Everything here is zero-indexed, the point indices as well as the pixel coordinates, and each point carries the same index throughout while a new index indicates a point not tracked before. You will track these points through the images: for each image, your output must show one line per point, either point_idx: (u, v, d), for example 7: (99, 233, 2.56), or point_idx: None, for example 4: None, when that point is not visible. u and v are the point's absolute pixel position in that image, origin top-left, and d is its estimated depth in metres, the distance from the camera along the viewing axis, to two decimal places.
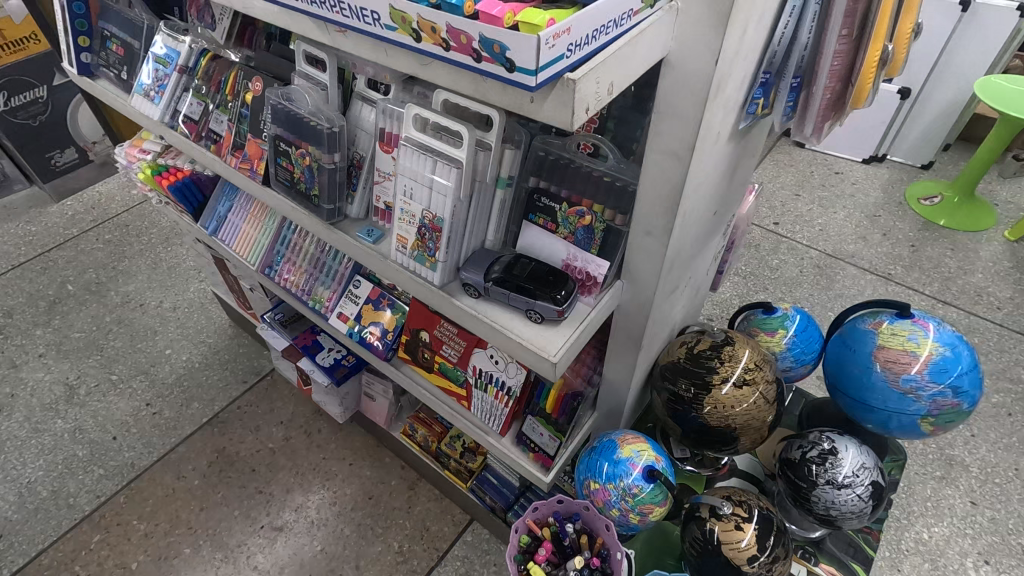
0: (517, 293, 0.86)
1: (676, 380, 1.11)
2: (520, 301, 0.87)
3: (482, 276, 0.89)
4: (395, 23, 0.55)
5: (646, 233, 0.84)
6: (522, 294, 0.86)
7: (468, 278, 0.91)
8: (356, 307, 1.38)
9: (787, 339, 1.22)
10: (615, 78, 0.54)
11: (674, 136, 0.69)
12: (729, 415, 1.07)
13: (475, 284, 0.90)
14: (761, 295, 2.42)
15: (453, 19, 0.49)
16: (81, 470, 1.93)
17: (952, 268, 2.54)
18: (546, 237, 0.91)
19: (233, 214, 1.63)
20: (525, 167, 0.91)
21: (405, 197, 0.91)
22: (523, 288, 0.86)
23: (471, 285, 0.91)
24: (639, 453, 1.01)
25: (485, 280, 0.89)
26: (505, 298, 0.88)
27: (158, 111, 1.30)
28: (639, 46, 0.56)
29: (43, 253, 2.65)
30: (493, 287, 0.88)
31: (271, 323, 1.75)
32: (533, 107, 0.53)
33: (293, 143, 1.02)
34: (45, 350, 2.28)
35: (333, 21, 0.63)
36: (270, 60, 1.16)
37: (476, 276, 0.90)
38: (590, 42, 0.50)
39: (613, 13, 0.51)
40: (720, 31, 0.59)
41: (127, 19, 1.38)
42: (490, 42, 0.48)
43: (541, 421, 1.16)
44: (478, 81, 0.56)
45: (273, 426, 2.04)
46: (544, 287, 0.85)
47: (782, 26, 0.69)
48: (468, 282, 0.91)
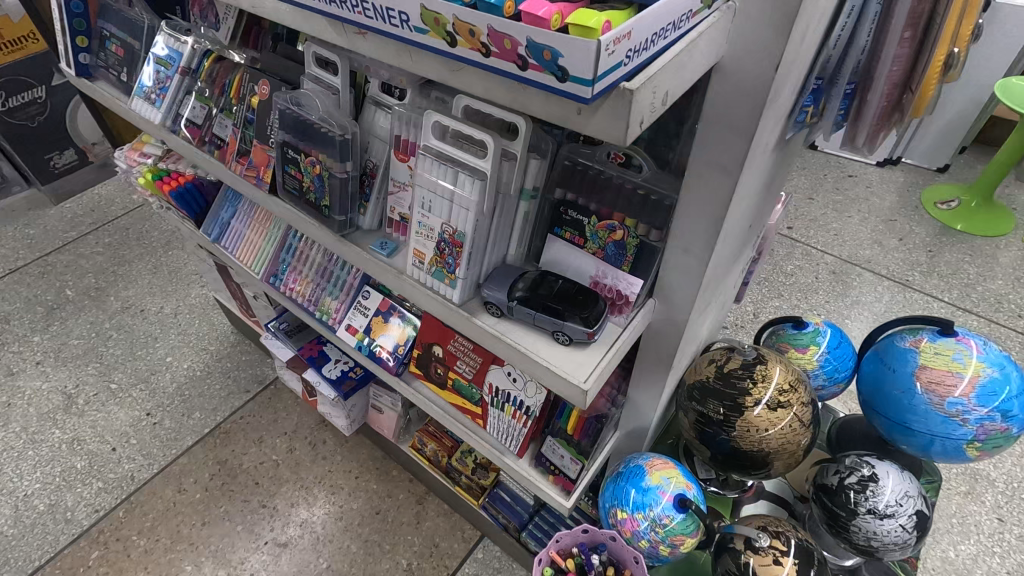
0: (544, 313, 0.81)
1: (704, 400, 1.06)
2: (547, 321, 0.81)
3: (506, 295, 0.84)
4: (426, 25, 0.49)
5: (683, 250, 0.79)
6: (549, 313, 0.80)
7: (490, 296, 0.85)
8: (365, 319, 1.33)
9: (819, 356, 1.16)
10: (671, 87, 0.48)
11: (722, 147, 0.63)
12: (762, 439, 1.01)
13: (498, 304, 0.85)
14: (776, 302, 2.36)
15: (495, 21, 0.43)
16: (80, 482, 1.88)
17: (971, 274, 2.48)
18: (573, 253, 0.85)
19: (236, 221, 1.58)
20: (551, 177, 0.85)
21: (423, 210, 0.85)
22: (550, 307, 0.80)
23: (493, 304, 0.85)
24: (668, 481, 0.96)
25: (509, 299, 0.83)
26: (530, 318, 0.83)
27: (159, 114, 1.24)
28: (696, 51, 0.50)
29: (41, 257, 2.59)
30: (517, 306, 0.83)
31: (275, 332, 1.70)
32: (580, 119, 0.47)
33: (302, 150, 0.96)
34: (43, 357, 2.23)
35: (354, 22, 0.57)
36: (277, 62, 1.11)
37: (499, 294, 0.84)
38: (649, 47, 0.44)
39: (673, 15, 0.45)
40: (783, 35, 0.53)
41: (127, 17, 1.32)
42: (540, 47, 0.42)
43: (562, 442, 1.10)
44: (517, 89, 0.50)
45: (277, 437, 1.98)
46: (573, 307, 0.79)
47: (839, 27, 0.63)
48: (490, 300, 0.85)
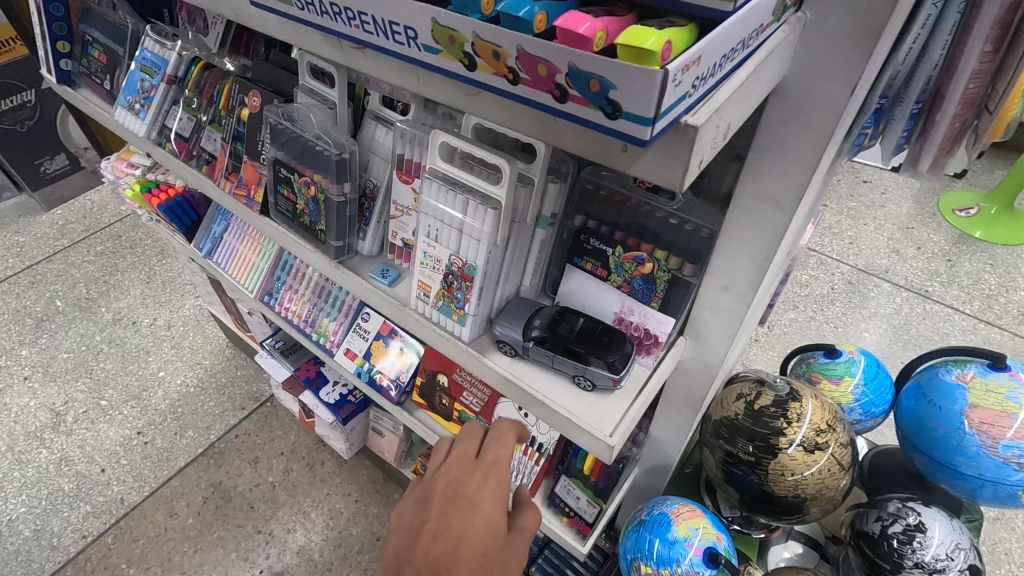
0: (563, 354, 0.72)
1: (733, 439, 0.96)
2: (567, 363, 0.72)
3: (521, 333, 0.75)
4: (438, 44, 0.41)
5: (721, 288, 0.71)
6: (570, 355, 0.72)
7: (503, 335, 0.76)
8: (365, 343, 1.24)
9: (854, 388, 1.07)
10: (734, 119, 0.41)
11: (778, 179, 0.56)
12: (798, 483, 0.93)
13: (512, 343, 0.76)
14: (791, 314, 2.27)
15: (527, 41, 0.35)
16: (67, 506, 1.79)
17: (992, 284, 2.39)
18: (594, 286, 0.76)
19: (229, 235, 1.49)
20: (571, 202, 0.77)
21: (429, 239, 0.77)
22: (569, 348, 0.72)
23: (506, 343, 0.77)
24: (696, 532, 0.87)
25: (525, 338, 0.74)
26: (548, 361, 0.74)
27: (143, 126, 1.16)
28: (762, 72, 0.42)
29: (30, 266, 2.50)
30: (533, 344, 0.74)
31: (271, 350, 1.61)
32: (625, 158, 0.40)
33: (295, 169, 0.88)
34: (30, 372, 2.14)
35: (350, 37, 0.48)
36: (268, 71, 1.02)
37: (513, 333, 0.76)
38: (716, 71, 0.36)
39: (744, 32, 0.37)
40: (863, 54, 0.46)
41: (110, 22, 1.23)
42: (585, 76, 0.33)
43: (578, 483, 1.02)
44: (548, 120, 0.42)
45: (273, 457, 1.90)
46: (597, 348, 0.71)
47: (913, 39, 0.56)
48: (502, 340, 0.77)
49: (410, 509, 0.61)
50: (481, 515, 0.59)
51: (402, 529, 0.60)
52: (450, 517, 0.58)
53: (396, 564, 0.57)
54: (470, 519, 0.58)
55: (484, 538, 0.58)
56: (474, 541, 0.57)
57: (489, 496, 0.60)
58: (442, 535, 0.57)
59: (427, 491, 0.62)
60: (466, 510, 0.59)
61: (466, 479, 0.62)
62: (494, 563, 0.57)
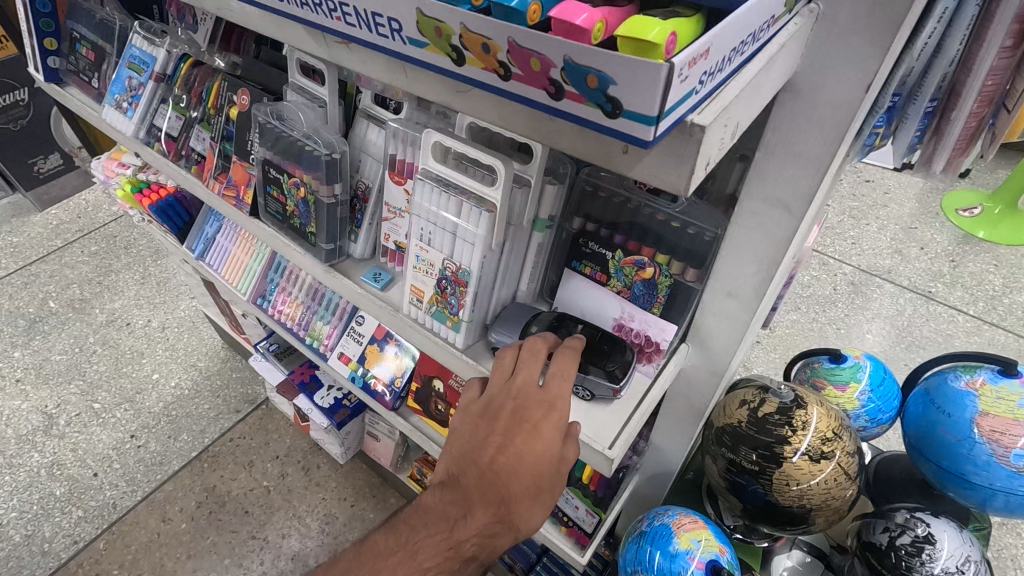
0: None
1: (736, 447, 0.93)
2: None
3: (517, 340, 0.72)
4: (424, 37, 0.38)
5: (725, 293, 0.68)
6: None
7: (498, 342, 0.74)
8: (359, 347, 1.21)
9: (860, 394, 1.05)
10: (743, 118, 0.38)
11: (786, 180, 0.54)
12: (802, 493, 0.90)
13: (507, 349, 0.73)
14: (793, 315, 2.24)
15: (519, 33, 0.32)
16: (58, 511, 1.77)
17: (996, 285, 2.36)
18: (593, 291, 0.73)
19: (222, 237, 1.46)
20: (569, 203, 0.74)
21: (421, 242, 0.74)
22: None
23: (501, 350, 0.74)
24: (699, 544, 0.85)
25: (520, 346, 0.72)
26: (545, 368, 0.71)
27: (131, 125, 1.13)
28: (773, 67, 0.39)
29: (23, 266, 2.47)
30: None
31: (265, 353, 1.58)
32: (625, 160, 0.37)
33: (285, 170, 0.85)
34: (22, 374, 2.11)
35: (333, 30, 0.46)
36: (258, 68, 0.99)
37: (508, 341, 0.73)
38: (725, 66, 0.33)
39: (754, 24, 0.34)
40: (880, 48, 0.43)
41: (98, 18, 1.20)
42: (582, 71, 0.31)
43: (577, 492, 0.99)
44: (543, 119, 0.39)
45: (268, 461, 1.88)
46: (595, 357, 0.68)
47: (929, 34, 0.54)
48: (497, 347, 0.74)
49: (471, 419, 0.63)
50: (541, 444, 0.59)
51: (463, 434, 0.62)
52: (512, 440, 0.59)
53: (459, 463, 0.60)
54: (532, 444, 0.59)
55: (543, 463, 0.59)
56: (533, 467, 0.58)
57: (551, 424, 0.60)
58: (503, 455, 0.59)
59: (489, 408, 0.62)
60: (527, 437, 0.59)
61: (531, 406, 0.61)
62: (549, 486, 0.60)
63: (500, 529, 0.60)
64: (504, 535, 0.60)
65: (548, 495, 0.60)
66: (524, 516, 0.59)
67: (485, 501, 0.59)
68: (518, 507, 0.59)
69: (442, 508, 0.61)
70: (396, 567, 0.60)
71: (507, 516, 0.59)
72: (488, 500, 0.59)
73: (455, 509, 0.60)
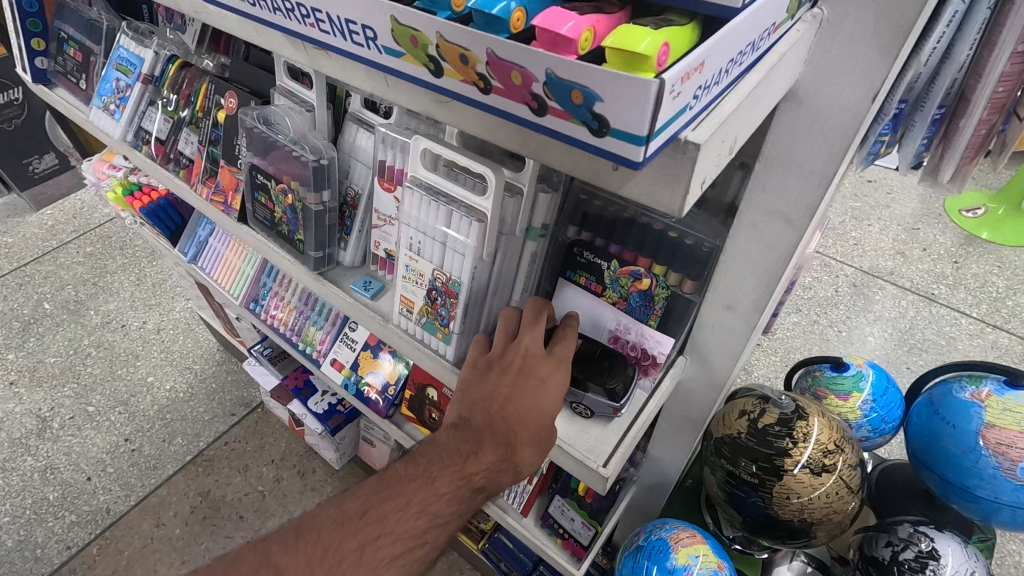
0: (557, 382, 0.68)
1: (735, 459, 0.91)
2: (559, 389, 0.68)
3: None
4: (400, 46, 0.35)
5: (725, 306, 0.66)
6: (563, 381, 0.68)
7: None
8: (352, 353, 1.20)
9: (863, 403, 1.03)
10: (741, 133, 0.36)
11: (788, 192, 0.51)
12: (804, 507, 0.88)
13: None
14: (794, 317, 2.22)
15: (498, 44, 0.29)
16: (51, 516, 1.75)
17: (1000, 287, 2.34)
18: (588, 302, 0.70)
19: (214, 240, 1.44)
20: (563, 211, 0.71)
21: (411, 251, 0.72)
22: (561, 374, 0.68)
23: None
24: (697, 560, 0.83)
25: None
26: None
27: (118, 128, 1.11)
28: (774, 77, 0.37)
29: (18, 268, 2.45)
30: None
31: (259, 358, 1.56)
32: (616, 177, 0.34)
33: (272, 176, 0.83)
34: (16, 377, 2.09)
35: (308, 37, 0.43)
36: (247, 71, 0.97)
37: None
38: (722, 78, 0.31)
39: (754, 32, 0.31)
40: (887, 57, 0.41)
41: (85, 18, 1.18)
42: (566, 86, 0.28)
43: (572, 503, 0.97)
44: (528, 132, 0.37)
45: (263, 465, 1.86)
46: (592, 374, 0.67)
47: (935, 40, 0.51)
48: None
49: (479, 368, 0.63)
50: (546, 395, 0.60)
51: (471, 380, 0.63)
52: (519, 390, 0.60)
53: (469, 406, 0.61)
54: (540, 394, 0.60)
55: (547, 413, 0.60)
56: (540, 415, 0.59)
57: (558, 377, 0.61)
58: (514, 400, 0.59)
59: (498, 360, 0.62)
60: (534, 388, 0.60)
61: (539, 359, 0.61)
62: (549, 434, 0.61)
63: (507, 467, 0.60)
64: (509, 476, 0.60)
65: (549, 441, 0.62)
66: (528, 459, 0.60)
67: (494, 441, 0.59)
68: (524, 450, 0.60)
69: (452, 445, 0.61)
70: (413, 494, 0.59)
71: (514, 457, 0.59)
72: (498, 441, 0.59)
73: (466, 447, 0.60)
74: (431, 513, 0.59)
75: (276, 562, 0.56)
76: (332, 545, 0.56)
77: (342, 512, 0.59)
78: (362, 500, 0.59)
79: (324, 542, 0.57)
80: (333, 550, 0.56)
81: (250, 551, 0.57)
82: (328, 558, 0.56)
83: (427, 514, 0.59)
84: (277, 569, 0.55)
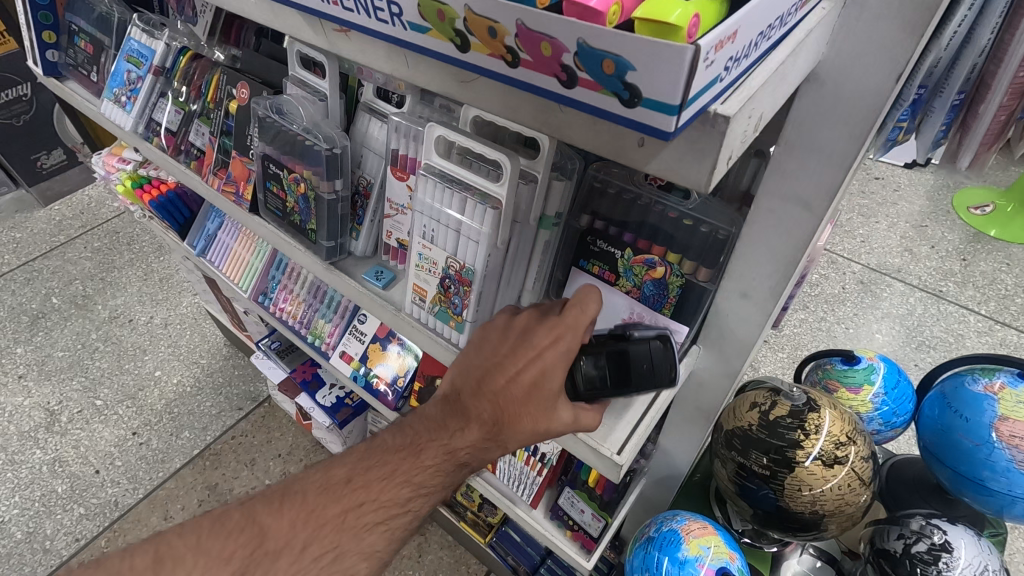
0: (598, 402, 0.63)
1: (746, 452, 0.90)
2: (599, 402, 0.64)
3: None
4: (425, 22, 0.35)
5: (740, 294, 0.65)
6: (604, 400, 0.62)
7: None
8: (361, 346, 1.20)
9: (874, 397, 1.02)
10: (766, 109, 0.36)
11: (807, 176, 0.51)
12: (816, 499, 0.87)
13: None
14: (801, 314, 2.21)
15: (528, 16, 0.29)
16: (60, 508, 1.76)
17: (1009, 284, 2.32)
18: (601, 291, 0.69)
19: (223, 233, 1.44)
20: (576, 200, 0.71)
21: (424, 239, 0.72)
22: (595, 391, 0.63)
23: None
24: (708, 551, 0.82)
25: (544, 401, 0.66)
26: None
27: (129, 119, 1.11)
28: (801, 54, 0.37)
29: (27, 262, 2.46)
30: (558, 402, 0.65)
31: (266, 352, 1.57)
32: (641, 153, 0.34)
33: (285, 166, 0.83)
34: (25, 370, 2.10)
35: (330, 17, 0.43)
36: (258, 62, 0.97)
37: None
38: (752, 51, 0.31)
39: (781, 6, 0.31)
40: (913, 37, 0.41)
41: (96, 11, 1.18)
42: (596, 55, 0.28)
43: (582, 495, 0.97)
44: (552, 109, 0.36)
45: (270, 459, 1.87)
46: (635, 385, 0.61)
47: (957, 23, 0.51)
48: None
49: (482, 336, 0.63)
50: (545, 369, 0.58)
51: (473, 350, 0.62)
52: (516, 361, 0.59)
53: (465, 378, 0.62)
54: (534, 371, 0.58)
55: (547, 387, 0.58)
56: (531, 393, 0.58)
57: (557, 352, 0.58)
58: (506, 374, 0.59)
59: (500, 329, 0.62)
60: (529, 360, 0.58)
61: (539, 333, 0.59)
62: (548, 412, 0.59)
63: (495, 443, 0.60)
64: (496, 452, 0.61)
65: (544, 421, 0.59)
66: (518, 438, 0.60)
67: (482, 418, 0.60)
68: (510, 431, 0.59)
69: (441, 417, 0.62)
70: (399, 464, 0.61)
71: (498, 436, 0.60)
72: (485, 418, 0.60)
73: (453, 421, 0.61)
74: (415, 483, 0.61)
75: (260, 523, 0.57)
76: (316, 509, 0.58)
77: (328, 477, 0.61)
78: (349, 466, 0.61)
79: (307, 506, 0.58)
80: (316, 514, 0.58)
81: (233, 510, 0.59)
82: (310, 521, 0.58)
83: (411, 484, 0.61)
84: (260, 529, 0.57)
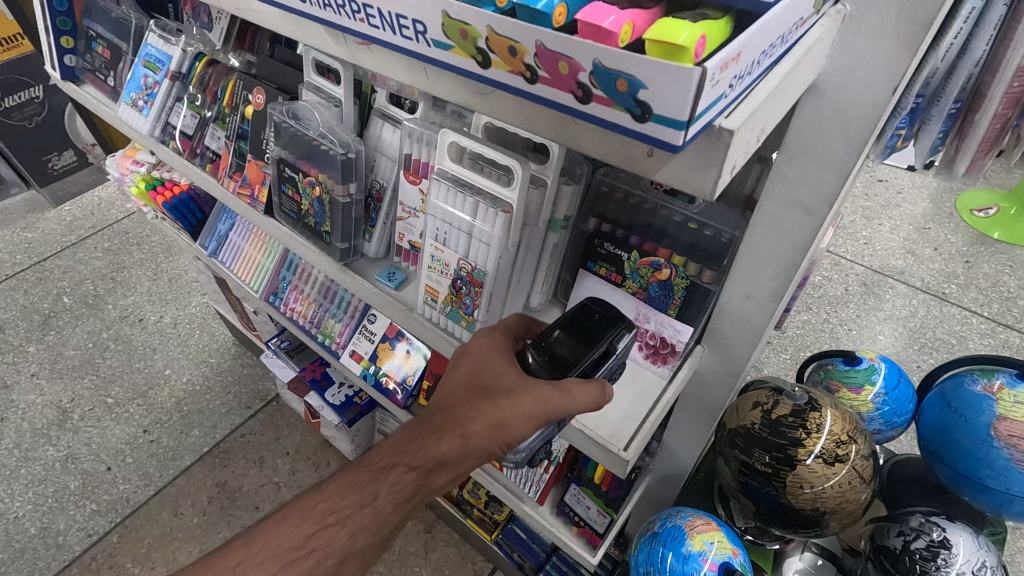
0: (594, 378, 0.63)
1: (749, 450, 0.92)
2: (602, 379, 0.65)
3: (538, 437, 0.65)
4: (448, 40, 0.38)
5: (743, 296, 0.67)
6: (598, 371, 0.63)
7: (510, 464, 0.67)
8: (371, 345, 1.23)
9: (875, 397, 1.04)
10: (768, 121, 0.38)
11: (808, 183, 0.53)
12: (817, 496, 0.89)
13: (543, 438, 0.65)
14: (804, 316, 2.22)
15: (548, 39, 0.32)
16: (73, 504, 1.79)
17: (1011, 287, 2.33)
18: (609, 293, 0.72)
19: (235, 234, 1.47)
20: (584, 204, 0.73)
21: (437, 241, 0.75)
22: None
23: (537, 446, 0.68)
24: (712, 546, 0.84)
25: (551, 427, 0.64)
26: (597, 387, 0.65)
27: (146, 123, 1.14)
28: (801, 69, 0.39)
29: (38, 262, 2.50)
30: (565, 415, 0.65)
31: (276, 351, 1.59)
32: (650, 163, 0.37)
33: (300, 169, 0.85)
34: (38, 369, 2.13)
35: (354, 32, 0.45)
36: (274, 67, 1.00)
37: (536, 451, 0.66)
38: (755, 69, 0.33)
39: (783, 26, 0.33)
40: (908, 51, 0.43)
41: (114, 17, 1.21)
42: (611, 75, 0.30)
43: (588, 491, 1.00)
44: (566, 122, 0.39)
45: (278, 457, 1.89)
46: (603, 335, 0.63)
47: (953, 35, 0.53)
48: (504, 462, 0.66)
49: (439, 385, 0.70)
50: (484, 358, 0.65)
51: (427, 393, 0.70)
52: (458, 367, 0.66)
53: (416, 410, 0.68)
54: (472, 362, 0.65)
55: (486, 372, 0.64)
56: (476, 378, 0.64)
57: (489, 341, 0.66)
58: (450, 379, 0.66)
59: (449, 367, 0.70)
60: (464, 357, 0.66)
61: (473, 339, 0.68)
62: (505, 388, 0.62)
63: (437, 428, 0.62)
64: (442, 440, 0.62)
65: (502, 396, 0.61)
66: (470, 421, 0.61)
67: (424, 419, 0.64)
68: (460, 413, 0.62)
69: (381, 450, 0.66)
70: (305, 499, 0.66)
71: (446, 423, 0.62)
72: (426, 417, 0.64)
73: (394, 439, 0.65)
74: (327, 511, 0.64)
75: None
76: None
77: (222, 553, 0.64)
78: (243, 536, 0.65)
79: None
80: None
81: None
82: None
83: (319, 517, 0.63)
84: None
